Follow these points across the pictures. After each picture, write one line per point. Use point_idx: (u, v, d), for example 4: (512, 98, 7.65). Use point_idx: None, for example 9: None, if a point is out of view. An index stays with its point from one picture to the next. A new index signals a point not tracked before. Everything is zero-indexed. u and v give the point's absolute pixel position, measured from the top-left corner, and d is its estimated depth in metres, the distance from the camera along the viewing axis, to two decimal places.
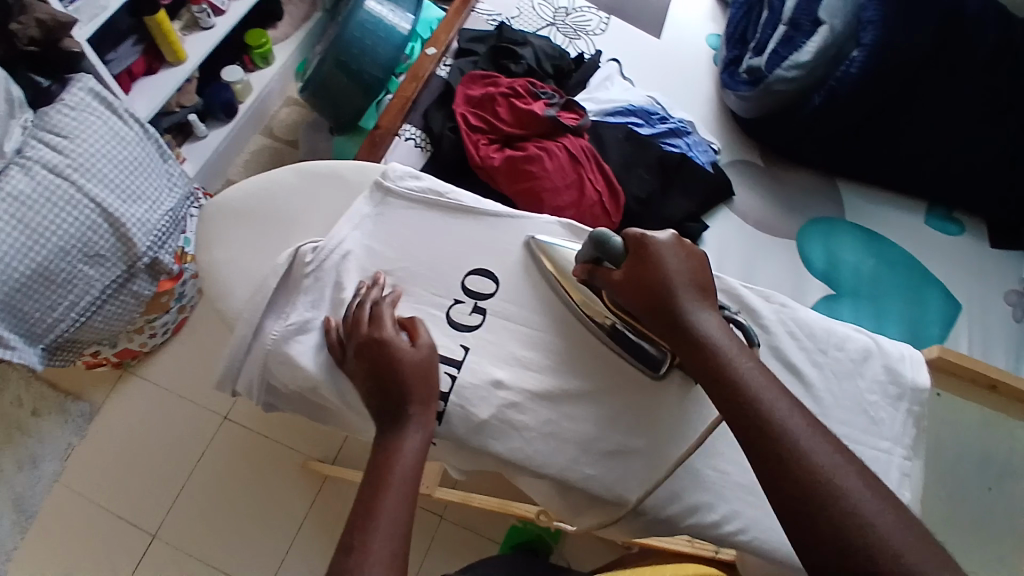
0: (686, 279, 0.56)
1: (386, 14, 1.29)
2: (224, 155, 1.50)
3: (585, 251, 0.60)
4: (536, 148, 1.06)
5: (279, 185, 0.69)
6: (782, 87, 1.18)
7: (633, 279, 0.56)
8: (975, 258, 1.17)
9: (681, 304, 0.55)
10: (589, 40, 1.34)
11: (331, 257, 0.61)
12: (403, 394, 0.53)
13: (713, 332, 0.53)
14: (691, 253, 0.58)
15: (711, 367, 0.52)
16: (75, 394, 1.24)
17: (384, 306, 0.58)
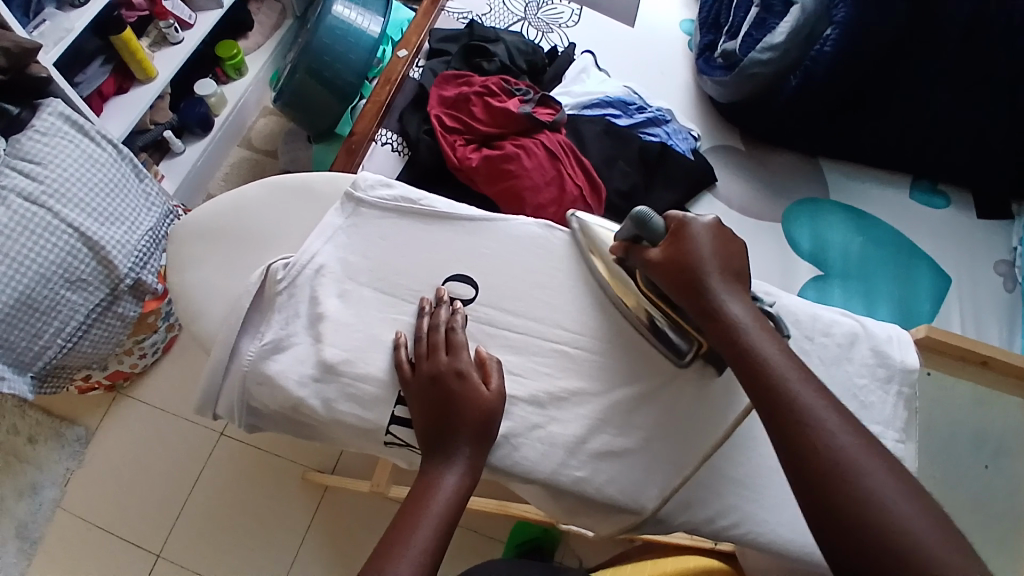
0: (721, 263, 0.55)
1: (355, 18, 1.28)
2: (203, 170, 1.49)
3: (623, 230, 0.60)
4: (514, 146, 1.04)
5: (249, 201, 0.68)
6: (757, 70, 1.17)
7: (669, 257, 0.56)
8: (962, 230, 1.17)
9: (712, 285, 0.54)
10: (562, 32, 1.33)
11: (304, 272, 0.60)
12: (455, 429, 0.53)
13: (743, 316, 0.52)
14: (727, 239, 0.57)
15: (741, 350, 0.51)
16: (68, 419, 1.23)
17: (456, 334, 0.57)
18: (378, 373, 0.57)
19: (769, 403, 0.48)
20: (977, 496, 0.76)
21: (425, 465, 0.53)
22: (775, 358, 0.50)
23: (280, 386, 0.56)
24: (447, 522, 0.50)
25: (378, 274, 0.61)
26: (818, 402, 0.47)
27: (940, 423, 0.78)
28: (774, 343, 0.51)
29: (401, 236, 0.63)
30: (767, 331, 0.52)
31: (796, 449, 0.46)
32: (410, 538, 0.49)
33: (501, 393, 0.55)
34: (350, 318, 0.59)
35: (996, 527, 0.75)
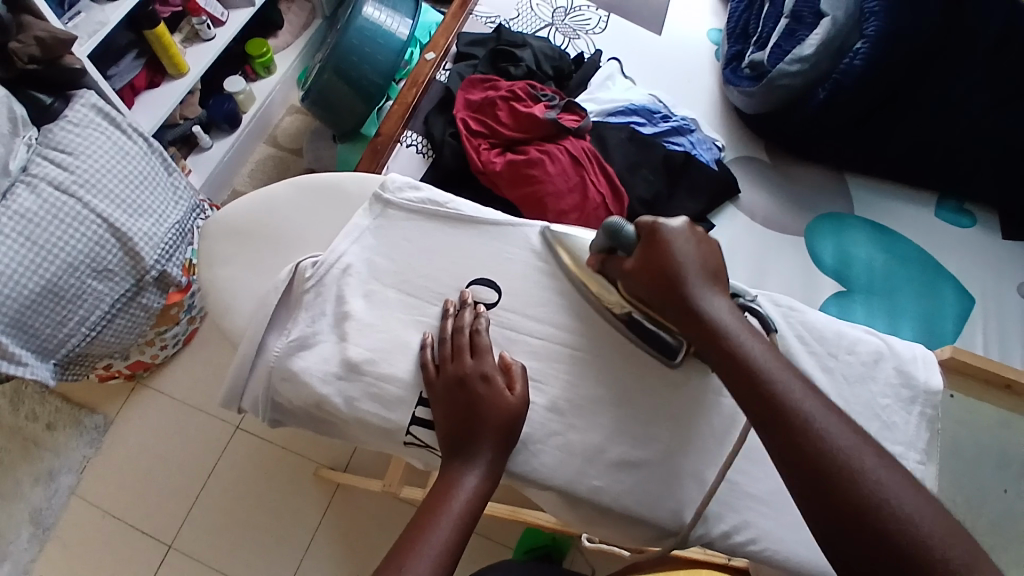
0: (699, 265, 0.56)
1: (384, 20, 1.29)
2: (229, 165, 1.51)
3: (597, 239, 0.61)
4: (538, 152, 1.05)
5: (279, 199, 0.69)
6: (786, 80, 1.16)
7: (645, 262, 0.57)
8: (989, 250, 1.15)
9: (690, 286, 0.55)
10: (589, 39, 1.33)
11: (331, 271, 0.61)
12: (476, 432, 0.53)
13: (723, 313, 0.54)
14: (704, 240, 0.58)
15: (719, 345, 0.52)
16: (89, 407, 1.25)
17: (480, 337, 0.57)
18: (401, 373, 0.57)
19: (747, 391, 0.50)
20: (1002, 525, 0.73)
21: (446, 468, 0.53)
22: (758, 352, 0.51)
23: (305, 383, 0.57)
24: (465, 522, 0.51)
25: (402, 275, 0.62)
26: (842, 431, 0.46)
27: (961, 444, 0.76)
28: (754, 338, 0.52)
29: (427, 239, 0.64)
30: (748, 328, 0.53)
31: (790, 451, 0.46)
32: (427, 534, 0.49)
33: (525, 400, 0.55)
34: (374, 319, 0.59)
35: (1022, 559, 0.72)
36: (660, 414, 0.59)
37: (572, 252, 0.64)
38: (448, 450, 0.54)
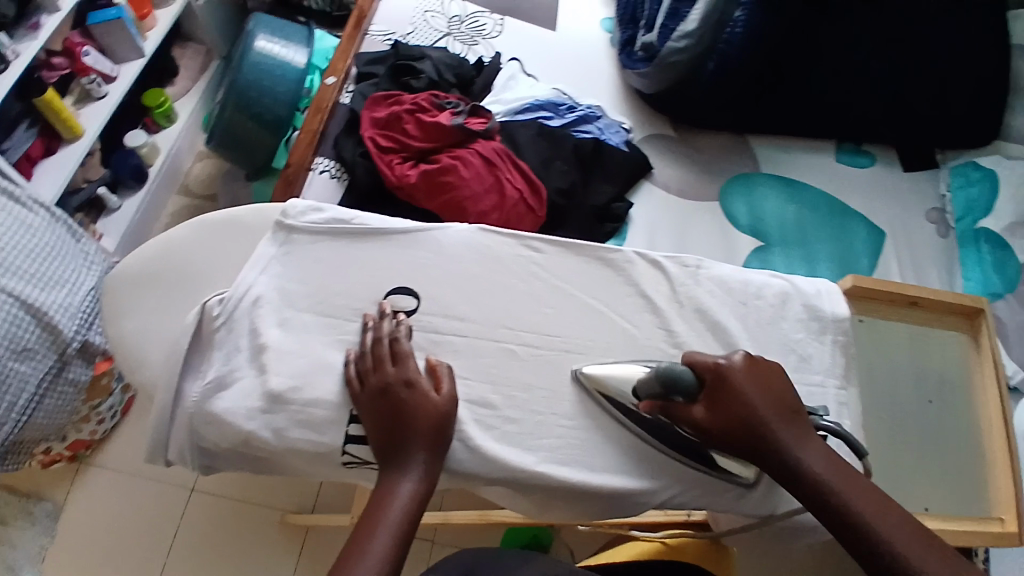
0: (772, 411, 0.55)
1: (279, 51, 1.27)
2: (143, 223, 1.45)
3: (647, 385, 0.56)
4: (449, 158, 1.05)
5: (177, 242, 0.67)
6: (676, 58, 1.20)
7: (717, 416, 0.55)
8: (888, 186, 1.23)
9: (776, 443, 0.54)
10: (487, 43, 1.35)
11: (240, 305, 0.59)
12: (408, 437, 0.53)
13: (818, 468, 0.53)
14: (764, 372, 0.56)
15: (830, 506, 0.52)
16: (36, 494, 1.17)
17: (401, 342, 0.57)
18: (328, 395, 0.57)
19: (870, 557, 0.50)
20: (930, 432, 0.78)
21: (380, 478, 0.53)
22: (871, 511, 0.51)
23: (228, 423, 0.56)
24: (406, 529, 0.50)
25: (318, 297, 0.61)
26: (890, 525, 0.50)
27: (879, 366, 0.79)
28: (864, 494, 0.52)
29: (337, 258, 0.63)
30: (846, 476, 0.53)
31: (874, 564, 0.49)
32: (367, 547, 0.48)
33: (453, 397, 0.56)
34: (293, 345, 0.58)
35: (954, 460, 0.78)
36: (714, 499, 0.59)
37: (606, 387, 0.59)
38: (381, 460, 0.54)
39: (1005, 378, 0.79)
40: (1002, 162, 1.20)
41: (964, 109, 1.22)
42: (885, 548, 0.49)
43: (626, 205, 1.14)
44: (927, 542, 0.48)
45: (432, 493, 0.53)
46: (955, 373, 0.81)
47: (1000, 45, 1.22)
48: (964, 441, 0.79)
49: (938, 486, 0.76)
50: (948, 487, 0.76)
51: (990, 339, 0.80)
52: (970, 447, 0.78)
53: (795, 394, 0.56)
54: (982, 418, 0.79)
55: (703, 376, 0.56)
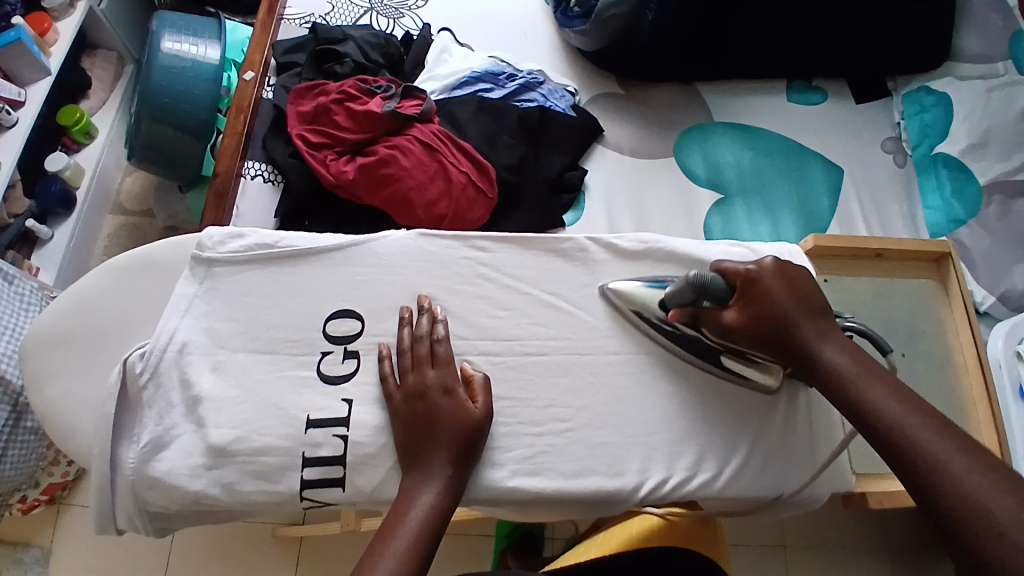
0: (800, 309, 0.56)
1: (189, 50, 1.16)
2: (80, 249, 1.34)
3: (676, 294, 0.58)
4: (387, 149, 0.99)
5: (92, 292, 0.62)
6: (613, 11, 1.13)
7: (747, 316, 0.56)
8: (843, 121, 1.20)
9: (802, 339, 0.55)
10: (414, 15, 1.26)
11: (165, 356, 0.55)
12: (435, 440, 0.52)
13: (840, 360, 0.54)
14: (794, 277, 0.57)
15: (846, 393, 0.53)
16: (23, 542, 1.12)
17: (438, 343, 0.56)
18: (279, 440, 0.54)
19: (881, 436, 0.51)
20: (905, 385, 0.78)
21: (403, 484, 0.52)
22: (883, 398, 0.51)
23: (173, 486, 0.53)
24: (425, 537, 0.49)
25: (252, 334, 0.57)
26: (885, 399, 0.51)
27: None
28: (881, 381, 0.53)
29: (267, 286, 0.58)
30: (866, 366, 0.54)
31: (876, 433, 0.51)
32: (382, 553, 0.47)
33: (488, 410, 0.54)
34: (231, 392, 0.55)
35: (934, 410, 0.77)
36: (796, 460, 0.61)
37: (638, 301, 0.61)
38: (405, 466, 0.53)
39: (974, 321, 0.79)
40: (954, 83, 1.18)
41: (913, 31, 1.18)
42: (895, 425, 0.50)
43: (579, 173, 1.11)
44: (937, 424, 0.49)
45: (455, 504, 0.52)
46: (927, 323, 0.81)
47: None
48: (943, 389, 0.78)
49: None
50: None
51: (958, 282, 0.81)
52: (951, 398, 0.78)
53: (823, 295, 0.58)
54: (958, 363, 0.79)
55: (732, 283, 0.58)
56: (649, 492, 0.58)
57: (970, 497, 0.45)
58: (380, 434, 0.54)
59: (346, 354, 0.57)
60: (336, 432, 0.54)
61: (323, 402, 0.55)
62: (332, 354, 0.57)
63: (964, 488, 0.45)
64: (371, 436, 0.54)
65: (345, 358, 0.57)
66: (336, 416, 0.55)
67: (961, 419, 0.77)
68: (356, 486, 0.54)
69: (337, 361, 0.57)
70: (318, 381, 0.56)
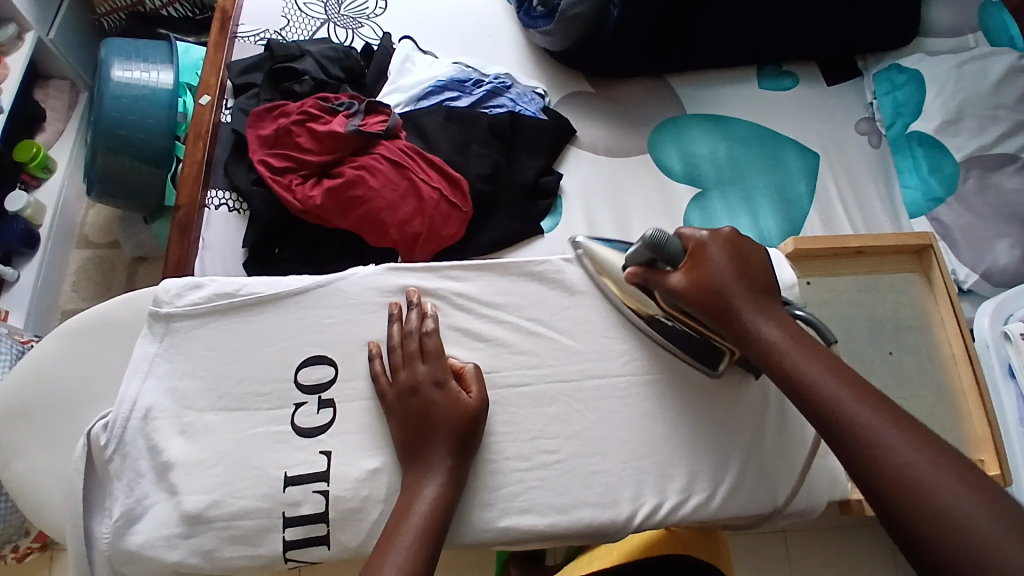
0: (741, 282, 0.56)
1: (141, 77, 1.11)
2: (48, 289, 1.27)
3: (636, 254, 0.59)
4: (354, 169, 0.96)
5: (47, 361, 0.63)
6: (577, 9, 1.10)
7: (692, 281, 0.56)
8: (816, 105, 1.19)
9: (738, 311, 0.55)
10: (373, 24, 1.22)
11: (128, 425, 0.55)
12: (433, 431, 0.53)
13: (778, 337, 0.53)
14: (742, 250, 0.57)
15: (784, 369, 0.52)
16: None
17: (428, 334, 0.57)
18: (256, 502, 0.54)
19: (821, 416, 0.50)
20: (895, 384, 0.78)
21: (405, 480, 0.53)
22: (823, 380, 0.50)
23: (151, 558, 0.53)
24: (432, 524, 0.50)
25: (219, 391, 0.57)
26: (831, 383, 0.50)
27: (836, 327, 0.78)
28: (819, 359, 0.52)
29: (229, 339, 0.59)
30: (804, 344, 0.53)
31: (825, 421, 0.49)
32: (391, 547, 0.48)
33: (483, 398, 0.56)
34: (202, 455, 0.55)
35: (925, 407, 0.77)
36: (769, 475, 0.60)
37: (603, 260, 0.63)
38: (405, 463, 0.54)
39: (961, 313, 0.78)
40: (924, 59, 1.17)
41: (880, 9, 1.16)
42: (834, 406, 0.49)
43: (554, 177, 1.08)
44: (876, 403, 0.48)
45: (459, 495, 0.53)
46: (912, 316, 0.80)
47: None
48: (933, 385, 0.78)
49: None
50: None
51: (941, 273, 0.80)
52: (941, 392, 0.78)
53: (770, 271, 0.57)
54: (946, 356, 0.79)
55: (687, 247, 0.58)
56: (641, 519, 0.58)
57: (929, 488, 0.43)
58: (365, 480, 0.55)
59: (321, 404, 0.57)
60: (315, 487, 0.55)
61: (301, 456, 0.56)
62: (307, 405, 0.57)
63: (921, 478, 0.44)
64: (351, 489, 0.54)
65: (321, 408, 0.57)
66: (314, 471, 0.55)
67: (951, 413, 0.77)
68: (342, 541, 0.54)
69: (312, 412, 0.57)
70: (294, 435, 0.56)
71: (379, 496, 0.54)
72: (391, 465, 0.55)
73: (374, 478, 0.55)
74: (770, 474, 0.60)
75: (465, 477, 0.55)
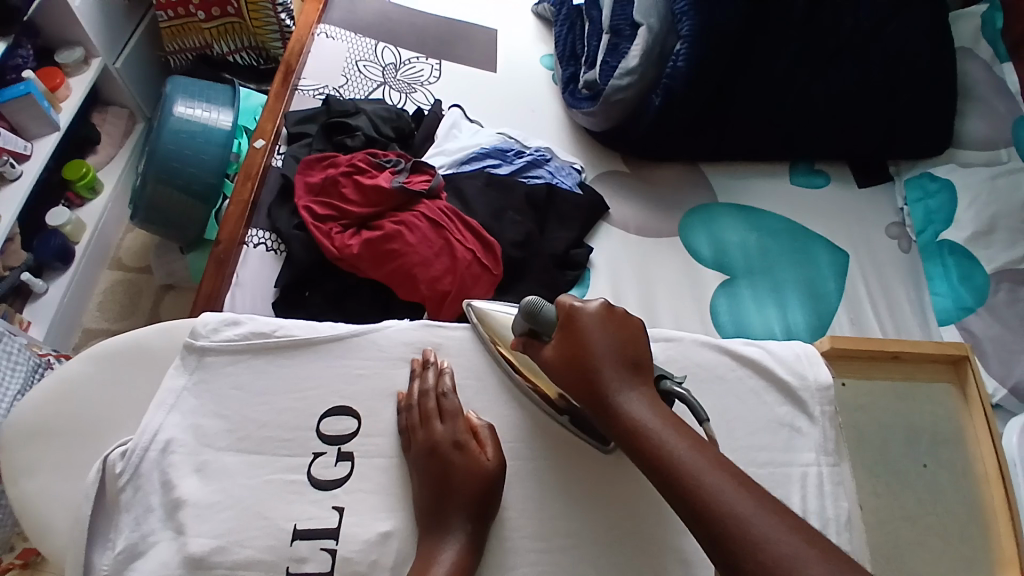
0: (610, 358, 0.55)
1: (201, 115, 1.17)
2: (72, 306, 1.29)
3: (518, 323, 0.62)
4: (394, 224, 0.99)
5: (74, 380, 0.64)
6: (620, 95, 1.17)
7: (562, 350, 0.57)
8: (848, 206, 1.21)
9: (609, 390, 0.54)
10: (425, 90, 1.28)
11: (147, 455, 0.56)
12: (453, 498, 0.53)
13: (644, 411, 0.53)
14: (620, 322, 0.57)
15: (647, 448, 0.51)
16: None
17: (449, 395, 0.59)
18: (262, 553, 0.53)
19: (664, 477, 0.49)
20: (929, 499, 0.74)
21: (422, 543, 0.53)
22: (689, 458, 0.49)
23: None
24: None
25: (241, 432, 0.59)
26: (675, 437, 0.51)
27: (870, 433, 0.76)
28: (680, 435, 0.51)
29: (259, 381, 0.61)
30: (671, 424, 0.52)
31: (663, 474, 0.49)
32: None
33: (500, 462, 0.56)
34: (214, 497, 0.55)
35: (959, 526, 0.73)
36: (643, 555, 0.58)
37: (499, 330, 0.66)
38: (423, 525, 0.54)
39: (996, 429, 0.77)
40: (956, 171, 1.19)
41: (912, 120, 1.21)
42: (680, 467, 0.49)
43: (585, 250, 1.09)
44: (722, 467, 0.48)
45: (475, 561, 0.52)
46: (947, 428, 0.78)
47: (941, 52, 1.22)
48: (967, 503, 0.75)
49: (943, 557, 0.71)
50: (955, 554, 0.72)
51: (977, 386, 0.79)
52: (976, 511, 0.74)
53: (645, 349, 0.57)
54: (980, 473, 0.76)
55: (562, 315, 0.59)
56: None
57: (760, 535, 0.43)
58: (378, 545, 0.54)
59: (340, 457, 0.58)
60: (324, 545, 0.54)
61: (312, 510, 0.55)
62: (326, 456, 0.58)
63: (755, 530, 0.44)
64: (361, 552, 0.54)
65: (339, 461, 0.58)
66: (324, 527, 0.54)
67: (987, 535, 0.73)
68: None
69: (330, 464, 0.58)
70: (309, 487, 0.56)
71: (387, 564, 0.53)
72: (405, 529, 0.55)
73: (385, 542, 0.54)
74: (643, 548, 0.58)
75: (480, 545, 0.54)
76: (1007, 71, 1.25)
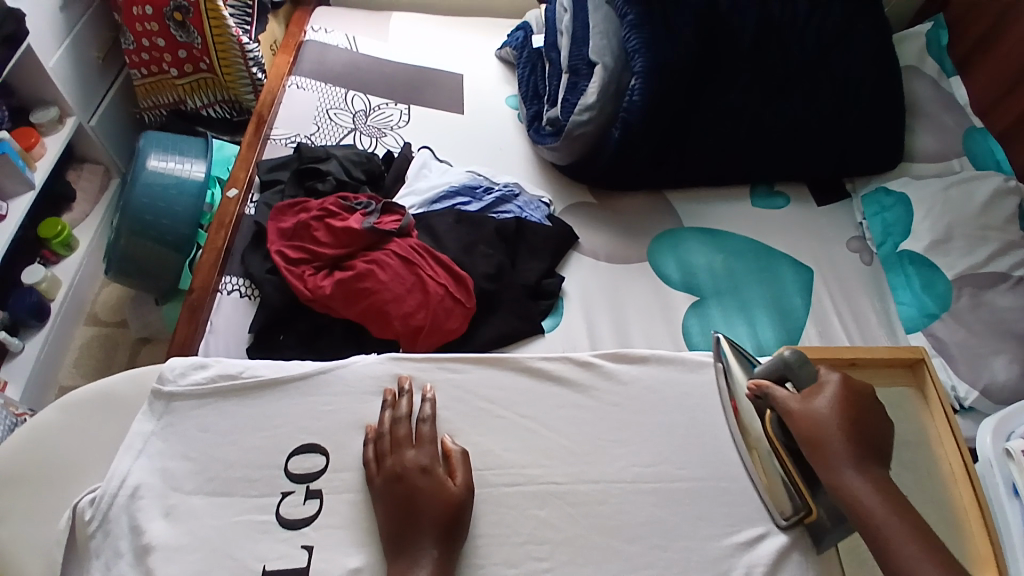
0: (848, 435, 0.62)
1: (174, 167, 1.20)
2: (48, 363, 1.27)
3: (771, 368, 0.70)
4: (365, 263, 1.01)
5: (42, 432, 0.63)
6: (582, 130, 1.22)
7: (803, 411, 0.64)
8: (808, 225, 1.26)
9: (841, 462, 0.61)
10: (395, 134, 1.32)
11: (116, 500, 0.60)
12: (416, 525, 0.56)
13: (867, 491, 0.60)
14: (858, 397, 0.65)
15: (870, 528, 0.58)
16: None
17: (425, 423, 0.64)
18: None
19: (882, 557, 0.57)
20: None
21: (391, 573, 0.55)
22: (912, 551, 0.56)
23: None
24: None
25: (209, 474, 0.63)
26: (900, 527, 0.57)
27: None
28: (901, 519, 0.58)
29: (225, 423, 0.66)
30: (897, 507, 0.59)
31: (882, 552, 0.57)
32: None
33: (467, 486, 0.60)
34: (182, 539, 0.59)
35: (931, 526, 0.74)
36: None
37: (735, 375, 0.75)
38: (391, 555, 0.57)
39: (957, 432, 0.78)
40: (910, 183, 1.24)
41: (859, 141, 1.27)
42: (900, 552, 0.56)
43: (558, 279, 1.12)
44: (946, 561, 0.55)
45: None
46: (908, 432, 0.80)
47: (882, 75, 1.29)
48: (936, 503, 0.76)
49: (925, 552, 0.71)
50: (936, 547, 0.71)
51: (936, 388, 0.81)
52: (944, 510, 0.75)
53: (878, 422, 0.64)
54: (946, 473, 0.78)
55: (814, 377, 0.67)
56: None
57: None
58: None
59: (307, 495, 0.62)
60: None
61: (281, 549, 0.59)
62: (293, 495, 0.62)
63: None
64: None
65: (306, 499, 0.62)
66: (293, 566, 0.58)
67: (956, 531, 0.74)
68: None
69: (297, 503, 0.62)
70: (278, 526, 0.61)
71: None
72: (372, 564, 0.58)
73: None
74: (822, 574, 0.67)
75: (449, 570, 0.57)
76: (955, 86, 1.35)
